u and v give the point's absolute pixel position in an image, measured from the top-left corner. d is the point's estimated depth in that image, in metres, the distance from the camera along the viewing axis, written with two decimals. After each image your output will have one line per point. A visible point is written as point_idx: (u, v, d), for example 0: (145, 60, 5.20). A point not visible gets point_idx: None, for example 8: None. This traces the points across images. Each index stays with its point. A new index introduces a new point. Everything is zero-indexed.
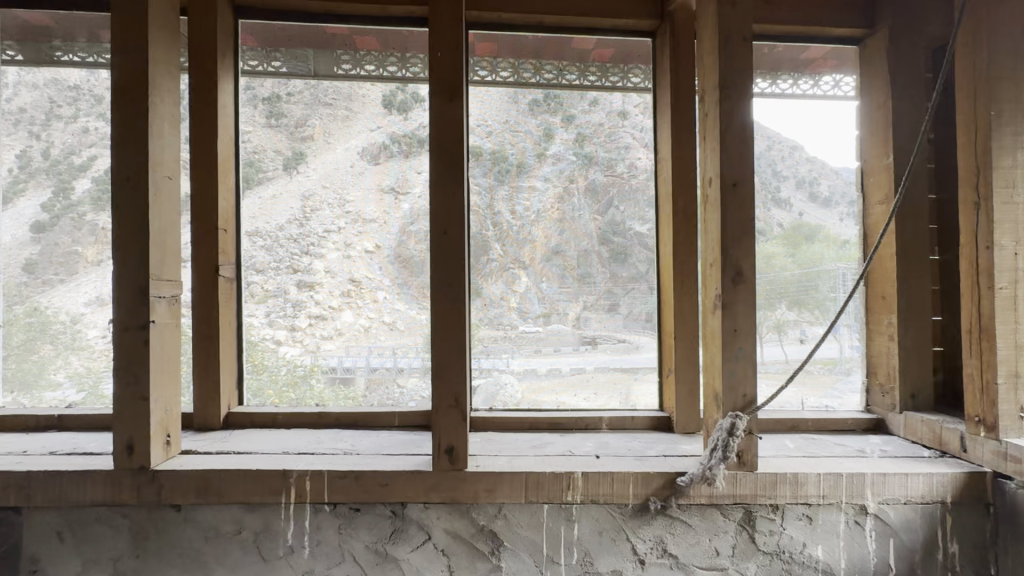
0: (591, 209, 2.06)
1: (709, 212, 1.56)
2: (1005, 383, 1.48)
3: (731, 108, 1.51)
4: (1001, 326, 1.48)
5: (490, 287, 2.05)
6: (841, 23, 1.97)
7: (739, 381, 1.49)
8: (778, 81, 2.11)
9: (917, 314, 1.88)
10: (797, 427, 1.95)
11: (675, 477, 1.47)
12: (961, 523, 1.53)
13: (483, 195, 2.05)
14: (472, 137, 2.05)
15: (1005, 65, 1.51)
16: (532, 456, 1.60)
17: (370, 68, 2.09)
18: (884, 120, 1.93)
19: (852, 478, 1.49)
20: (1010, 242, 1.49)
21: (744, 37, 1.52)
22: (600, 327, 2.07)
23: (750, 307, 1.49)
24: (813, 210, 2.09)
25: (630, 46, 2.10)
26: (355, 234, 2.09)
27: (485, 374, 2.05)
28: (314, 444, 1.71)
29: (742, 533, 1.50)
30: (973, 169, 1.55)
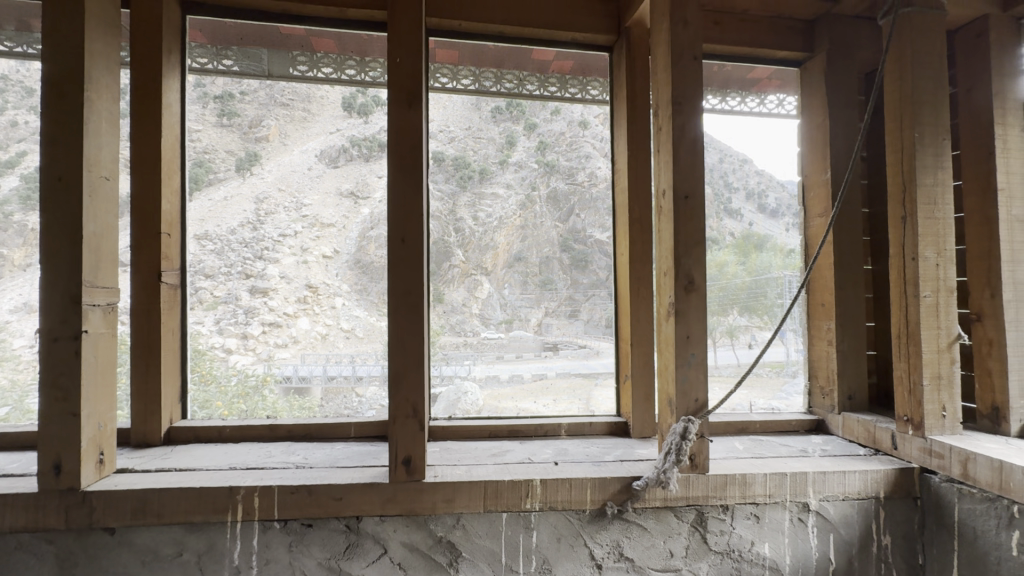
0: (553, 216, 2.10)
1: (663, 222, 1.62)
2: (929, 384, 1.61)
3: (683, 122, 1.57)
4: (926, 331, 1.60)
5: (453, 293, 2.04)
6: (784, 45, 2.07)
7: (692, 385, 1.54)
8: (727, 98, 2.21)
9: (853, 320, 2.00)
10: (746, 429, 2.04)
11: (631, 481, 1.50)
12: (892, 517, 1.64)
13: (446, 201, 2.05)
14: (433, 143, 2.04)
15: (926, 92, 1.65)
16: (491, 464, 1.59)
17: (328, 71, 2.04)
18: (823, 138, 2.05)
19: (795, 477, 1.57)
20: (932, 253, 1.61)
21: (694, 55, 1.58)
22: (561, 334, 2.10)
23: (702, 314, 1.55)
24: (762, 220, 2.21)
25: (588, 59, 2.14)
26: (312, 238, 2.03)
27: (446, 382, 2.03)
28: (264, 458, 1.64)
29: (695, 534, 1.54)
30: (901, 185, 1.67)
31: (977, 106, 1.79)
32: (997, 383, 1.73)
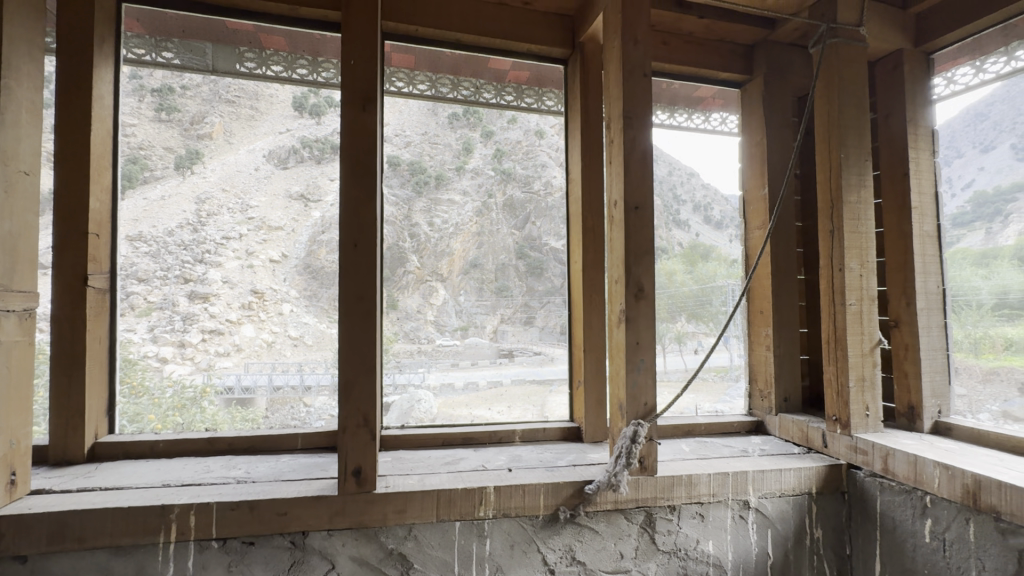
0: (509, 224, 2.15)
1: (614, 231, 1.67)
2: (855, 386, 1.74)
3: (634, 136, 1.63)
4: (852, 336, 1.73)
5: (407, 299, 2.00)
6: (727, 67, 2.20)
7: (642, 390, 1.59)
8: (675, 114, 2.32)
9: (788, 326, 2.14)
10: (692, 432, 2.11)
11: (583, 485, 1.53)
12: (823, 510, 1.75)
13: (401, 206, 2.03)
14: (387, 146, 2.02)
15: (850, 116, 1.79)
16: (444, 473, 1.57)
17: (278, 69, 1.97)
18: (761, 155, 2.19)
19: (737, 476, 1.65)
20: (856, 265, 1.75)
21: (644, 73, 1.65)
22: (516, 341, 2.12)
23: (651, 321, 1.61)
24: (707, 231, 2.34)
25: (544, 71, 2.18)
26: (258, 242, 2.04)
27: (400, 391, 1.99)
28: (201, 474, 1.55)
29: (644, 534, 1.58)
30: (829, 201, 1.81)
31: (894, 131, 1.97)
32: (912, 385, 1.89)
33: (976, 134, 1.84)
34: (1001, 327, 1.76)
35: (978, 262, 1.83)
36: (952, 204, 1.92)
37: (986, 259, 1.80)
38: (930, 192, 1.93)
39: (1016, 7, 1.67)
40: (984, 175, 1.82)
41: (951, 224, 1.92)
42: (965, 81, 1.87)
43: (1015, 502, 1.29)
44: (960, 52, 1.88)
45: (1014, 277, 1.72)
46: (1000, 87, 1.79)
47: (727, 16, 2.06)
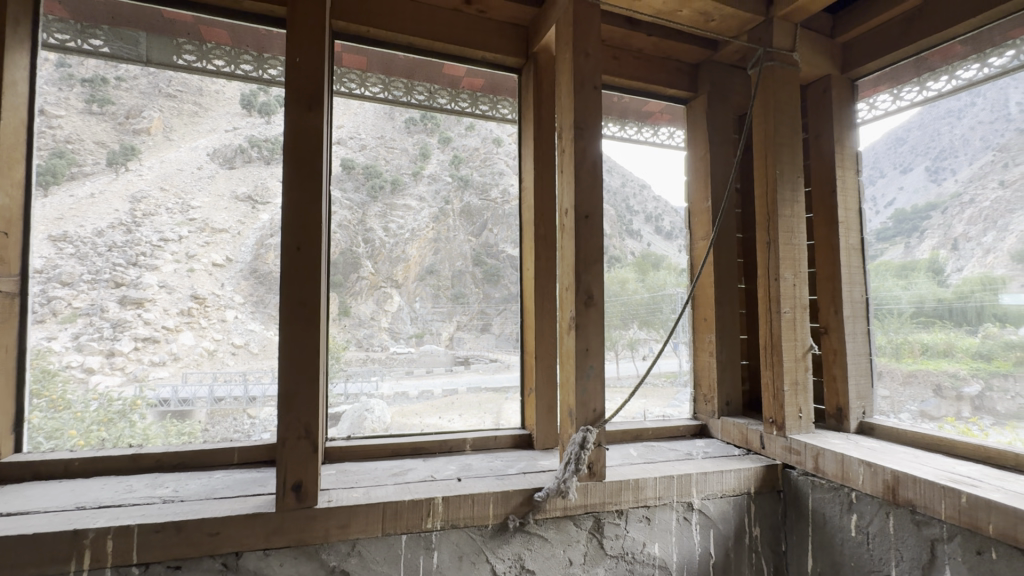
0: (466, 230, 2.17)
1: (565, 239, 1.69)
2: (789, 389, 1.84)
3: (584, 146, 1.66)
4: (786, 342, 1.83)
5: (360, 306, 1.94)
6: (674, 84, 2.28)
7: (591, 396, 1.61)
8: (625, 127, 2.39)
9: (729, 333, 2.23)
10: (640, 436, 2.16)
11: (533, 493, 1.53)
12: (760, 509, 1.82)
13: (355, 210, 1.98)
14: (340, 150, 1.98)
15: (784, 135, 1.91)
16: (391, 484, 1.53)
17: (221, 63, 1.84)
18: (705, 169, 2.28)
19: (681, 479, 1.69)
20: (790, 275, 1.86)
21: (594, 85, 1.69)
22: (472, 347, 2.11)
23: (600, 328, 1.63)
24: (658, 242, 2.41)
25: (498, 79, 2.19)
26: (200, 244, 2.00)
27: (352, 400, 1.93)
28: (122, 494, 1.43)
29: (592, 540, 1.59)
30: (766, 215, 1.91)
31: (823, 151, 2.11)
32: (840, 388, 2.02)
33: (897, 157, 2.00)
34: (918, 333, 1.89)
35: (898, 273, 1.97)
36: (875, 220, 2.07)
37: (906, 271, 1.94)
38: (854, 208, 2.09)
39: (927, 41, 1.82)
40: (903, 194, 1.98)
41: (875, 238, 2.07)
42: (885, 107, 2.03)
43: (928, 495, 1.40)
44: (880, 80, 2.05)
45: (929, 287, 1.86)
46: (918, 113, 1.93)
47: (673, 35, 2.15)
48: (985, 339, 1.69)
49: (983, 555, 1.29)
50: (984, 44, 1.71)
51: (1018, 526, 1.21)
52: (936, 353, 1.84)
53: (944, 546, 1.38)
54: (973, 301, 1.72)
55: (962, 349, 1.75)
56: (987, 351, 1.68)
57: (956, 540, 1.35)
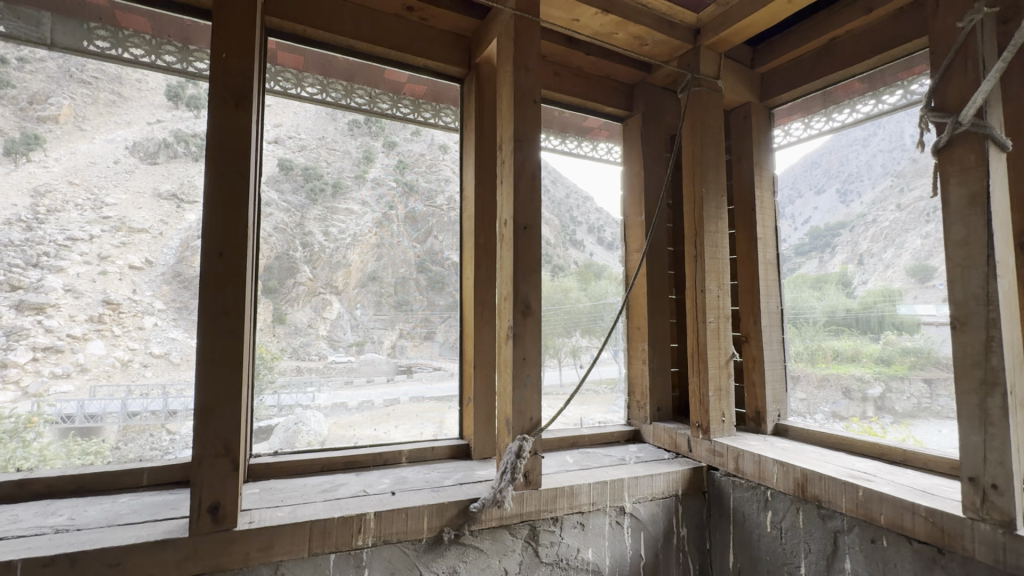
0: (410, 236, 2.09)
1: (504, 249, 1.71)
2: (714, 395, 1.95)
3: (524, 158, 1.70)
4: (711, 350, 1.95)
5: (297, 313, 1.88)
6: (611, 103, 2.38)
7: (527, 405, 1.63)
8: (565, 141, 2.42)
9: (661, 342, 2.34)
10: (576, 443, 2.21)
11: (468, 504, 1.52)
12: (687, 510, 1.91)
13: (294, 213, 1.91)
14: (277, 149, 1.90)
15: (709, 155, 2.04)
16: (320, 501, 1.46)
17: (138, 52, 1.72)
18: (639, 184, 2.39)
19: (614, 483, 1.75)
20: (715, 287, 1.98)
21: (534, 100, 1.73)
22: (415, 356, 2.05)
23: (537, 337, 1.66)
24: (600, 252, 2.49)
25: (440, 88, 2.19)
26: (114, 245, 1.71)
27: (285, 412, 1.84)
28: (6, 525, 1.27)
29: (528, 548, 1.60)
30: (694, 230, 2.03)
31: (744, 173, 2.28)
32: (759, 392, 2.17)
33: (811, 179, 2.21)
34: (830, 340, 2.07)
35: (813, 286, 2.13)
36: (794, 237, 2.24)
37: (820, 283, 2.11)
38: (771, 224, 2.26)
39: (832, 77, 2.02)
40: (817, 213, 2.17)
41: (794, 253, 2.23)
42: (798, 134, 2.22)
43: (831, 490, 1.53)
44: (792, 110, 2.24)
45: (839, 298, 2.04)
46: (828, 139, 2.12)
47: (610, 56, 2.24)
48: (885, 344, 1.86)
49: (876, 543, 1.43)
50: (878, 83, 1.92)
51: (905, 516, 1.36)
52: (845, 358, 2.00)
53: (845, 536, 1.51)
54: (875, 311, 1.90)
55: (866, 354, 1.92)
56: (888, 356, 1.85)
57: (854, 531, 1.49)
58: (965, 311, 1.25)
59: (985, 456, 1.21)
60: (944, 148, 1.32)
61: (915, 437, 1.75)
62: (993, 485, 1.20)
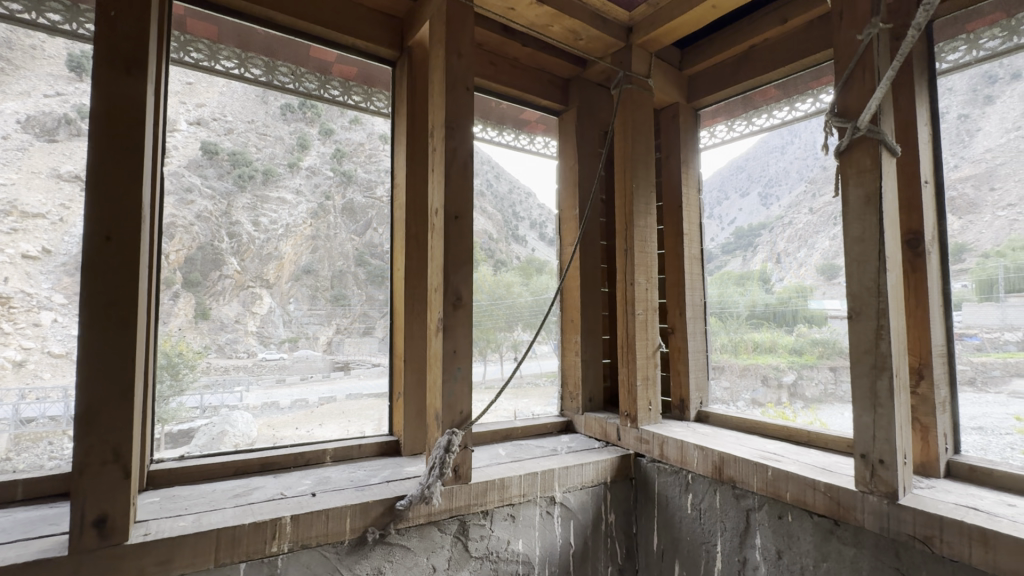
0: (348, 229, 1.98)
1: (435, 239, 1.66)
2: (641, 384, 2.02)
3: (455, 146, 1.65)
4: (639, 341, 2.02)
5: (223, 308, 1.74)
6: (547, 96, 2.38)
7: (458, 399, 1.60)
8: (503, 132, 2.41)
9: (593, 334, 2.39)
10: (509, 436, 2.20)
11: (394, 502, 1.47)
12: (615, 496, 1.96)
13: (219, 201, 1.76)
14: (201, 131, 1.75)
15: (639, 152, 2.10)
16: (230, 507, 1.36)
17: (17, 8, 1.49)
18: (574, 178, 2.42)
19: (545, 474, 1.76)
20: (643, 280, 2.04)
21: (466, 86, 1.69)
22: (353, 352, 1.96)
23: (468, 330, 1.63)
24: (542, 247, 2.48)
25: (372, 69, 2.09)
26: (2, 232, 1.45)
27: (209, 413, 1.71)
28: None
29: (457, 543, 1.57)
30: (625, 224, 2.08)
31: (672, 171, 2.38)
32: (683, 381, 2.29)
33: (737, 183, 2.30)
34: (751, 333, 2.18)
35: (737, 282, 2.24)
36: (721, 236, 2.34)
37: (743, 280, 2.22)
38: (695, 220, 2.39)
39: (752, 82, 2.14)
40: (741, 214, 2.26)
41: (720, 251, 2.34)
42: (722, 136, 2.34)
43: (745, 472, 1.63)
44: (717, 113, 2.35)
45: (760, 294, 2.14)
46: (755, 143, 2.22)
47: (547, 48, 2.24)
48: (798, 336, 1.98)
49: (783, 518, 1.54)
50: (792, 91, 2.05)
51: (807, 491, 1.47)
52: (764, 349, 2.12)
53: (756, 514, 1.61)
54: (790, 306, 2.01)
55: (782, 345, 2.04)
56: (799, 346, 1.97)
57: (764, 508, 1.59)
58: (860, 302, 1.36)
59: (874, 434, 1.32)
60: (845, 152, 1.42)
61: (821, 419, 1.89)
62: (880, 460, 1.31)
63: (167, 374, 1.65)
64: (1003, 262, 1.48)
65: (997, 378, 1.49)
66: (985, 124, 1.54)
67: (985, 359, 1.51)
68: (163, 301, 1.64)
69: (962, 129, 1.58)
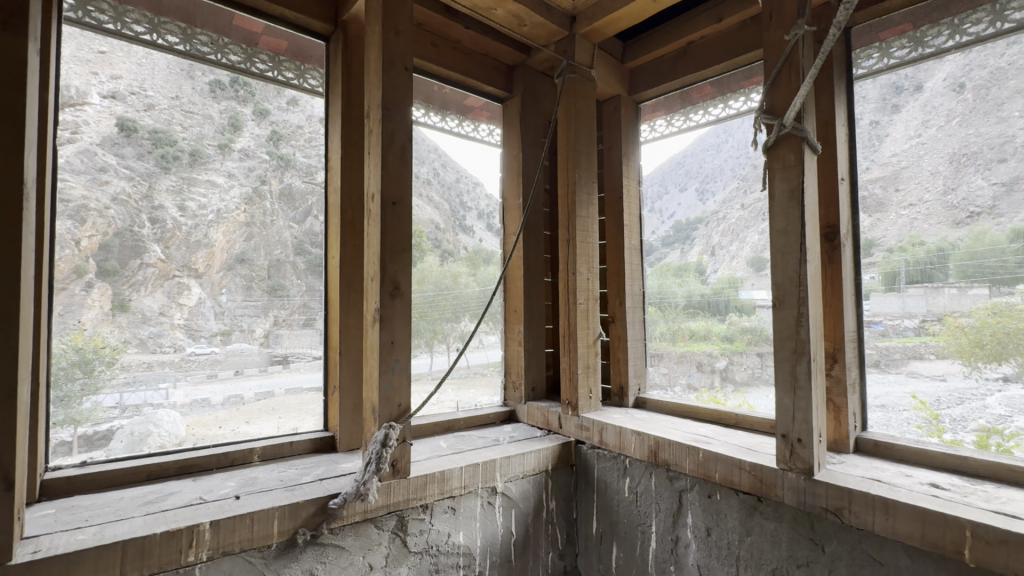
0: (286, 216, 1.87)
1: (371, 226, 1.58)
2: (582, 371, 2.05)
3: (392, 129, 1.58)
4: (580, 330, 2.04)
5: (144, 300, 1.59)
6: (490, 82, 2.34)
7: (395, 391, 1.55)
8: (446, 118, 2.32)
9: (535, 324, 2.39)
10: (451, 427, 2.17)
11: (327, 501, 1.40)
12: (556, 483, 1.99)
13: (138, 182, 1.59)
14: (116, 105, 1.56)
15: (581, 143, 2.12)
16: (141, 516, 1.24)
17: None
18: (518, 167, 2.40)
19: (486, 465, 1.75)
20: (585, 270, 2.07)
21: (405, 66, 1.62)
22: (292, 345, 1.87)
23: (407, 319, 1.58)
24: (489, 238, 2.45)
25: (303, 43, 1.95)
26: None
27: (130, 413, 1.55)
28: None
29: (395, 540, 1.53)
30: (568, 214, 2.09)
31: (614, 163, 2.43)
32: (622, 368, 2.35)
33: (676, 178, 2.37)
34: (688, 321, 2.26)
35: (676, 273, 2.31)
36: (661, 228, 2.41)
37: (681, 271, 2.29)
38: (636, 213, 2.45)
39: (690, 78, 2.20)
40: (680, 209, 2.33)
41: (660, 243, 2.41)
42: (661, 130, 2.40)
43: (678, 455, 1.69)
44: (656, 107, 2.41)
45: (696, 285, 2.22)
46: (691, 142, 2.29)
47: (491, 33, 2.19)
48: (729, 324, 2.08)
49: (712, 497, 1.61)
50: (726, 88, 2.13)
51: (734, 471, 1.55)
52: (699, 337, 2.21)
53: (688, 494, 1.68)
54: (723, 296, 2.10)
55: (715, 333, 2.13)
56: (731, 334, 2.07)
57: (695, 488, 1.66)
58: (782, 292, 1.44)
59: (794, 415, 1.41)
60: (772, 148, 1.48)
61: (749, 402, 2.00)
62: (799, 439, 1.40)
63: (80, 372, 1.48)
64: (904, 257, 1.61)
65: (897, 360, 1.63)
66: (892, 131, 1.66)
67: (887, 344, 1.64)
68: (74, 292, 1.48)
69: (873, 134, 1.70)
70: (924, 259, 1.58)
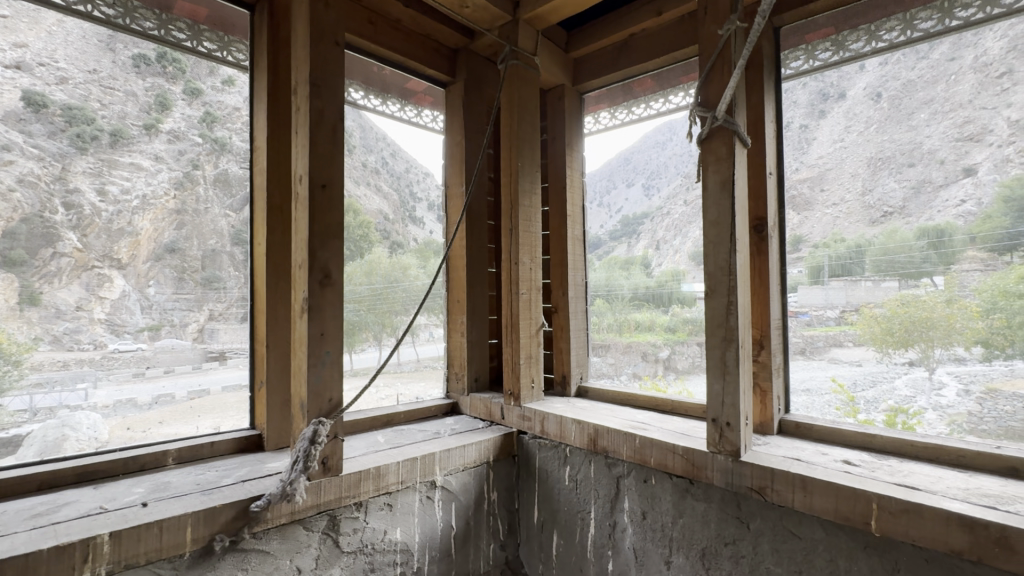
0: (222, 203, 1.74)
1: (298, 211, 1.48)
2: (524, 362, 2.04)
3: (321, 107, 1.49)
4: (522, 321, 2.03)
5: (59, 293, 1.44)
6: (433, 65, 2.26)
7: (327, 385, 1.47)
8: (387, 102, 2.24)
9: (480, 315, 2.36)
10: (391, 421, 2.10)
11: (249, 504, 1.31)
12: (498, 474, 1.97)
13: (49, 163, 1.43)
14: (21, 77, 1.40)
15: (523, 131, 2.09)
16: (26, 531, 1.11)
17: None
18: (461, 154, 2.34)
19: (424, 459, 1.70)
20: (527, 259, 2.05)
21: (336, 41, 1.53)
22: (229, 340, 1.75)
23: (338, 309, 1.50)
24: (439, 230, 2.41)
25: (227, 12, 1.76)
26: None
27: (43, 416, 1.41)
28: None
29: (326, 540, 1.46)
30: (511, 203, 2.06)
31: (557, 154, 2.42)
32: (565, 358, 2.37)
33: (624, 175, 2.40)
34: (633, 312, 2.29)
35: (623, 266, 2.33)
36: (610, 223, 2.43)
37: (627, 264, 2.31)
38: (580, 204, 2.46)
39: (631, 71, 2.22)
40: (627, 204, 2.36)
41: (608, 237, 2.43)
42: (605, 122, 2.41)
43: (616, 442, 1.72)
44: (599, 99, 2.42)
45: (641, 277, 2.25)
46: (640, 140, 2.33)
47: (432, 14, 2.12)
48: (672, 315, 2.14)
49: (647, 482, 1.65)
50: (665, 83, 2.17)
51: (669, 456, 1.58)
52: (643, 328, 2.25)
53: (625, 480, 1.71)
54: (666, 288, 2.15)
55: (659, 324, 2.18)
56: (673, 324, 2.13)
57: (632, 474, 1.69)
58: (714, 281, 1.48)
59: (723, 400, 1.45)
60: (706, 139, 1.51)
61: (688, 389, 2.06)
62: (728, 423, 1.45)
63: None
64: (827, 252, 1.71)
65: (820, 348, 1.72)
66: (819, 134, 1.74)
67: (812, 332, 1.74)
68: None
69: (802, 137, 1.78)
70: (845, 254, 1.67)
